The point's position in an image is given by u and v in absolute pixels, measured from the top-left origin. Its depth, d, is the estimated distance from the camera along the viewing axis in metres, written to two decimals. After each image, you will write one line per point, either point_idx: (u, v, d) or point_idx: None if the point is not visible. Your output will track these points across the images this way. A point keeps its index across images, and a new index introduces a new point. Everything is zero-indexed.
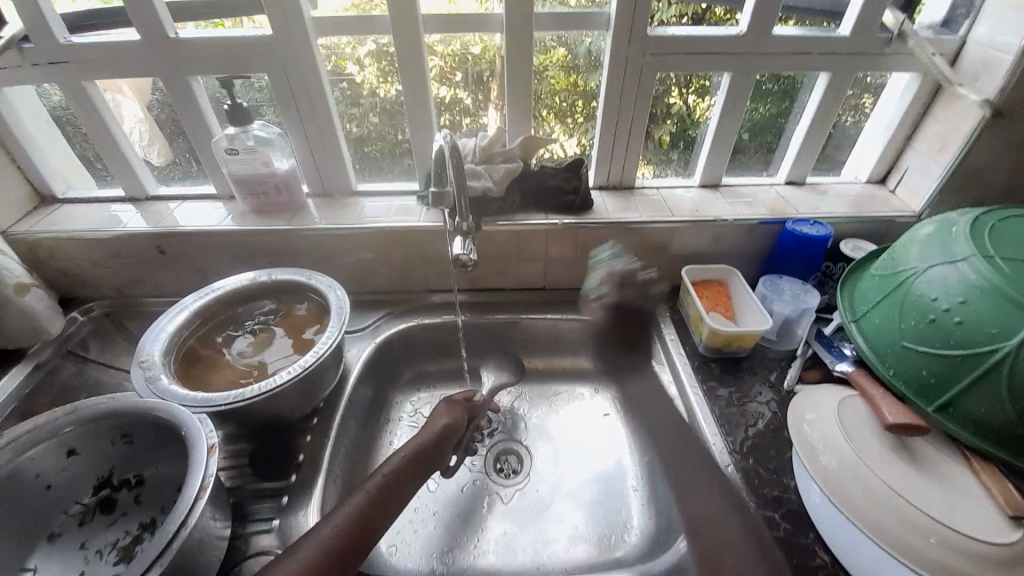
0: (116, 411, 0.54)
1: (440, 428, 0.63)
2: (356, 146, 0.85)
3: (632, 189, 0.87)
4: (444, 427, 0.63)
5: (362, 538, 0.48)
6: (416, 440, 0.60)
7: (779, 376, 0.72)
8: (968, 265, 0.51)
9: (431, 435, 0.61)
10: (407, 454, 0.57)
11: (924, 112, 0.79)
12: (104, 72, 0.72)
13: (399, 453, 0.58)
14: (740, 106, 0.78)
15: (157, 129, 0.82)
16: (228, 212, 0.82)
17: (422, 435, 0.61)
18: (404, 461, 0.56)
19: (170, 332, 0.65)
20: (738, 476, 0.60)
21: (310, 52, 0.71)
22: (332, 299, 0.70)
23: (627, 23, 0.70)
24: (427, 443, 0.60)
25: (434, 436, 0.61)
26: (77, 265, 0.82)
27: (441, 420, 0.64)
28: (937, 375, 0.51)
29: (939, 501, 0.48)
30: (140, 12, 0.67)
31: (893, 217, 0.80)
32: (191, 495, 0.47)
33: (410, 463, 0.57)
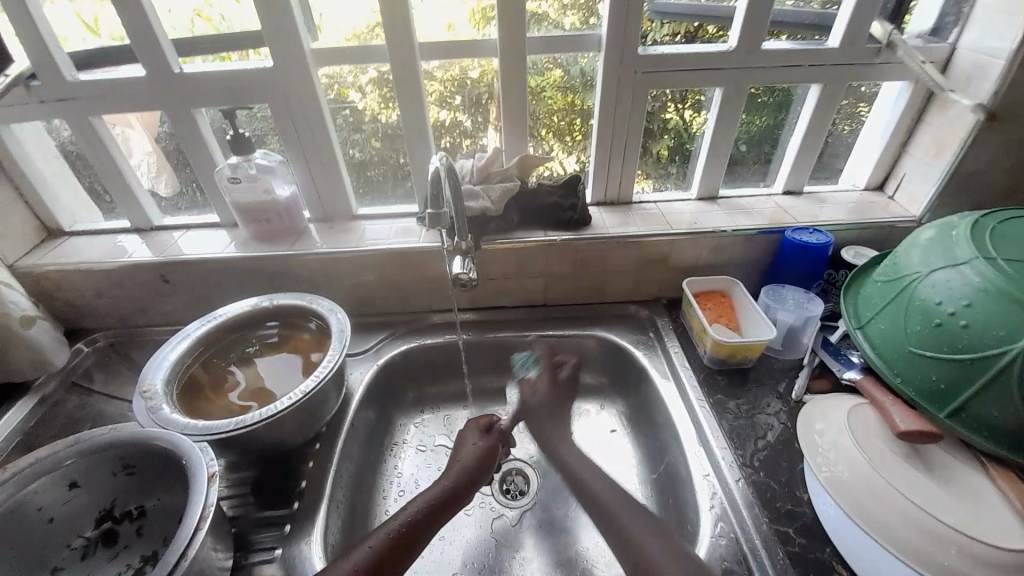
0: (120, 442, 0.54)
1: (474, 458, 0.63)
2: (359, 171, 0.87)
3: (630, 204, 0.88)
4: (475, 458, 0.63)
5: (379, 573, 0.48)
6: (449, 476, 0.59)
7: (787, 387, 0.70)
8: (971, 269, 0.50)
9: (465, 465, 0.62)
10: (439, 489, 0.57)
11: (917, 118, 0.79)
12: (112, 108, 0.74)
13: (420, 497, 0.56)
14: (734, 118, 0.79)
15: (165, 160, 0.83)
16: (231, 239, 0.84)
17: (452, 470, 0.60)
18: (435, 494, 0.56)
19: (172, 361, 0.65)
20: (750, 490, 0.58)
21: (312, 82, 0.73)
22: (334, 323, 0.70)
23: (618, 42, 0.71)
24: (458, 479, 0.59)
25: (464, 469, 0.61)
26: (82, 296, 0.83)
27: (468, 450, 0.64)
28: (947, 380, 0.50)
29: (957, 512, 0.47)
30: (146, 50, 0.69)
31: (894, 222, 0.79)
32: (190, 527, 0.46)
33: (439, 497, 0.56)
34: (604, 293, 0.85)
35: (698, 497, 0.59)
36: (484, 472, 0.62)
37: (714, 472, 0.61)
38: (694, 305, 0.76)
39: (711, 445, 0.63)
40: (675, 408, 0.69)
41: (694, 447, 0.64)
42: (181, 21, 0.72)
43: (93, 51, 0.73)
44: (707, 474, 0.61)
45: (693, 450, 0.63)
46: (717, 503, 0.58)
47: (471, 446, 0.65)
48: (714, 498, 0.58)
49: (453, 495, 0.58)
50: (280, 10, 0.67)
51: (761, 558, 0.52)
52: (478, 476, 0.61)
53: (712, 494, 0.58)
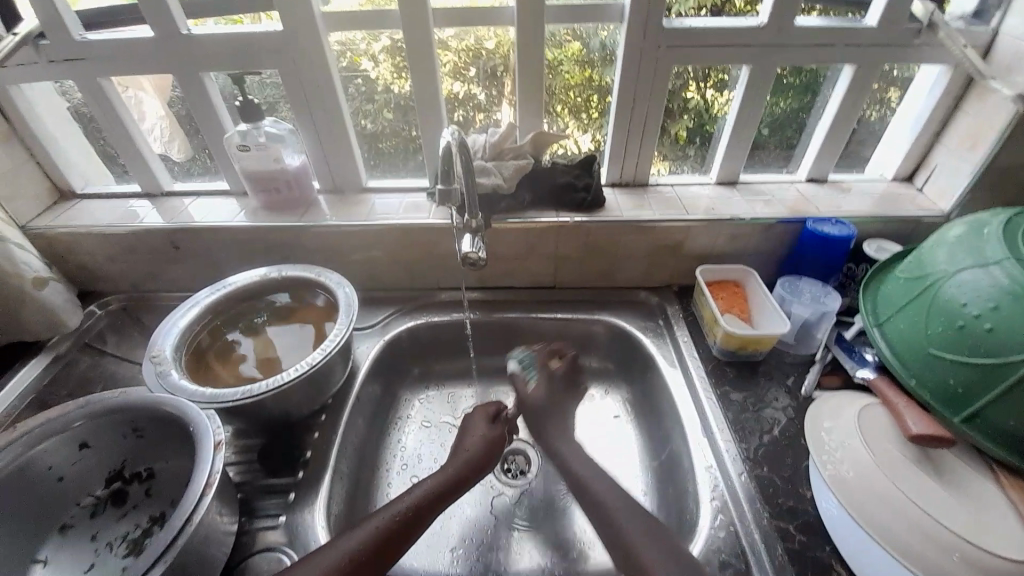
0: (128, 406, 0.55)
1: (483, 444, 0.63)
2: (371, 142, 0.85)
3: (645, 187, 0.85)
4: (480, 445, 0.63)
5: (381, 552, 0.49)
6: (452, 466, 0.59)
7: (797, 381, 0.69)
8: (1000, 270, 0.48)
9: (471, 452, 0.61)
10: (444, 478, 0.57)
11: (954, 106, 0.75)
12: (121, 70, 0.73)
13: (427, 481, 0.56)
14: (759, 101, 0.76)
15: (177, 124, 0.82)
16: (240, 208, 0.83)
17: (457, 460, 0.60)
18: (441, 482, 0.57)
19: (182, 328, 0.66)
20: (752, 484, 0.58)
21: (322, 48, 0.71)
22: (341, 297, 0.70)
23: (641, 15, 0.68)
24: (462, 469, 0.59)
25: (469, 459, 0.61)
26: (93, 259, 0.83)
27: (474, 437, 0.64)
28: (965, 385, 0.49)
29: (963, 518, 0.46)
30: (154, 9, 0.67)
31: (921, 217, 0.76)
32: (196, 493, 0.47)
33: (444, 485, 0.56)
34: (614, 277, 0.84)
35: (699, 489, 0.59)
36: (489, 461, 0.62)
37: (716, 465, 0.60)
38: (706, 295, 0.74)
39: (715, 437, 0.63)
40: (681, 397, 0.68)
41: (698, 438, 0.63)
42: None
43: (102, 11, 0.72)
44: (709, 465, 0.60)
45: (695, 440, 0.63)
46: (718, 495, 0.57)
47: (476, 433, 0.64)
48: (715, 490, 0.58)
49: (458, 484, 0.58)
50: None
51: (759, 552, 0.52)
52: (483, 465, 0.61)
53: (714, 487, 0.58)
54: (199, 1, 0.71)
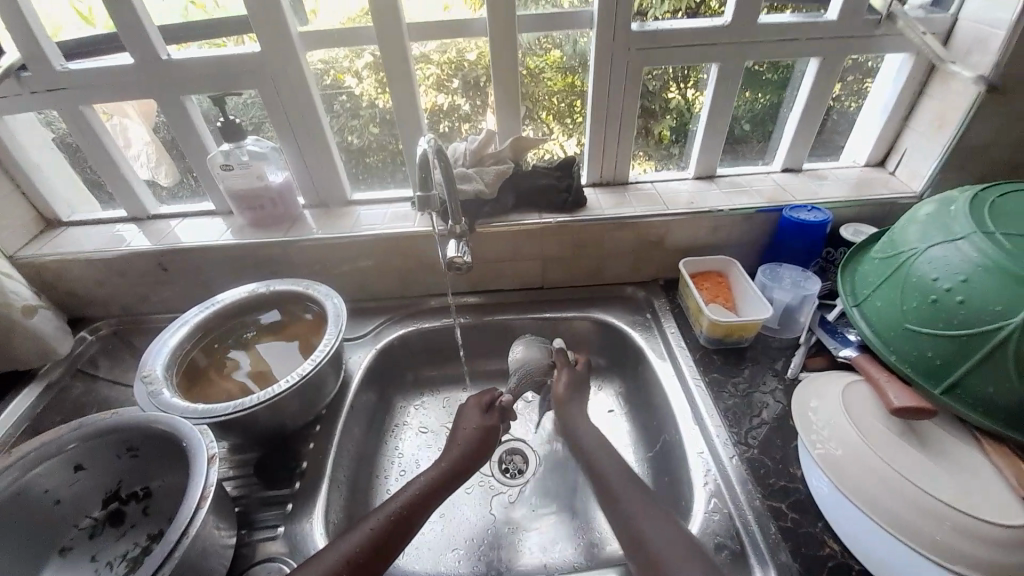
0: (122, 425, 0.55)
1: (474, 436, 0.64)
2: (357, 157, 0.86)
3: (626, 185, 0.87)
4: (473, 435, 0.64)
5: (379, 553, 0.49)
6: (445, 459, 0.60)
7: (784, 365, 0.70)
8: (969, 244, 0.50)
9: (463, 445, 0.62)
10: (438, 471, 0.58)
11: (919, 91, 0.77)
12: (104, 99, 0.74)
13: (422, 478, 0.57)
14: (731, 96, 0.78)
15: (162, 149, 0.83)
16: (228, 226, 0.84)
17: (451, 452, 0.61)
18: (435, 476, 0.57)
19: (172, 347, 0.66)
20: (744, 467, 0.59)
21: (302, 67, 0.72)
22: (330, 307, 0.70)
23: (611, 20, 0.70)
24: (456, 461, 0.60)
25: (462, 450, 0.62)
26: (82, 285, 0.83)
27: (468, 428, 0.65)
28: (942, 357, 0.50)
29: (947, 485, 0.47)
30: (134, 37, 0.69)
31: (894, 199, 0.78)
32: (192, 505, 0.47)
33: (439, 478, 0.57)
34: (600, 274, 0.85)
35: (693, 475, 0.59)
36: (484, 450, 0.63)
37: (709, 450, 0.61)
38: (691, 286, 0.75)
39: (706, 423, 0.64)
40: (671, 388, 0.69)
41: (689, 426, 0.64)
42: (170, 8, 0.71)
43: (82, 41, 0.72)
44: (701, 451, 0.61)
45: (687, 428, 0.64)
46: (711, 480, 0.58)
47: (469, 424, 0.65)
48: (708, 475, 0.59)
49: (453, 475, 0.58)
50: None
51: (754, 533, 0.53)
52: (478, 454, 0.62)
53: (707, 471, 0.59)
54: (180, 26, 0.72)
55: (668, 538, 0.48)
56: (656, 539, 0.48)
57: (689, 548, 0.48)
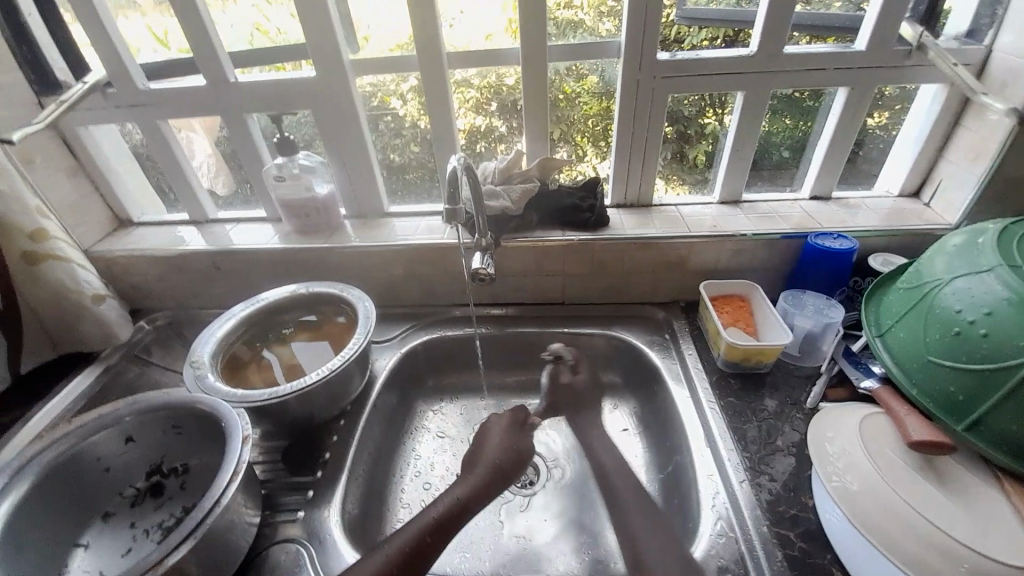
0: (168, 404, 0.61)
1: (502, 454, 0.65)
2: (397, 173, 0.93)
3: (649, 207, 0.89)
4: (501, 452, 0.65)
5: (423, 554, 0.53)
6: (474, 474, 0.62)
7: (803, 393, 0.69)
8: (993, 277, 0.49)
9: (492, 463, 0.63)
10: (471, 485, 0.60)
11: (954, 122, 0.76)
12: (175, 114, 0.83)
13: (455, 490, 0.59)
14: (756, 123, 0.79)
15: (222, 161, 0.93)
16: (275, 232, 0.91)
17: (479, 467, 0.62)
18: (469, 489, 0.59)
19: (219, 337, 0.73)
20: (753, 492, 0.58)
21: (350, 90, 0.79)
22: (361, 310, 0.75)
23: (637, 51, 0.74)
24: (484, 476, 0.61)
25: (489, 466, 0.63)
26: (144, 279, 0.93)
27: (494, 444, 0.66)
28: (965, 391, 0.49)
29: (964, 523, 0.45)
30: (206, 61, 0.77)
31: (928, 230, 0.77)
32: (224, 480, 0.52)
33: (472, 492, 0.59)
34: (620, 293, 0.87)
35: (701, 497, 0.59)
36: (512, 468, 0.64)
37: (719, 473, 0.61)
38: (710, 309, 0.76)
39: (717, 445, 0.64)
40: (686, 409, 0.70)
41: (700, 447, 0.64)
42: (241, 36, 0.80)
43: (159, 62, 0.83)
44: (711, 473, 0.61)
45: (699, 450, 0.64)
46: (719, 503, 0.58)
47: (498, 439, 0.67)
48: (716, 497, 0.59)
49: (484, 488, 0.60)
50: (327, 25, 0.74)
51: (758, 558, 0.52)
52: (508, 470, 0.64)
53: (715, 493, 0.59)
54: (248, 53, 0.81)
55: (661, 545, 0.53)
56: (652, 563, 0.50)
57: None
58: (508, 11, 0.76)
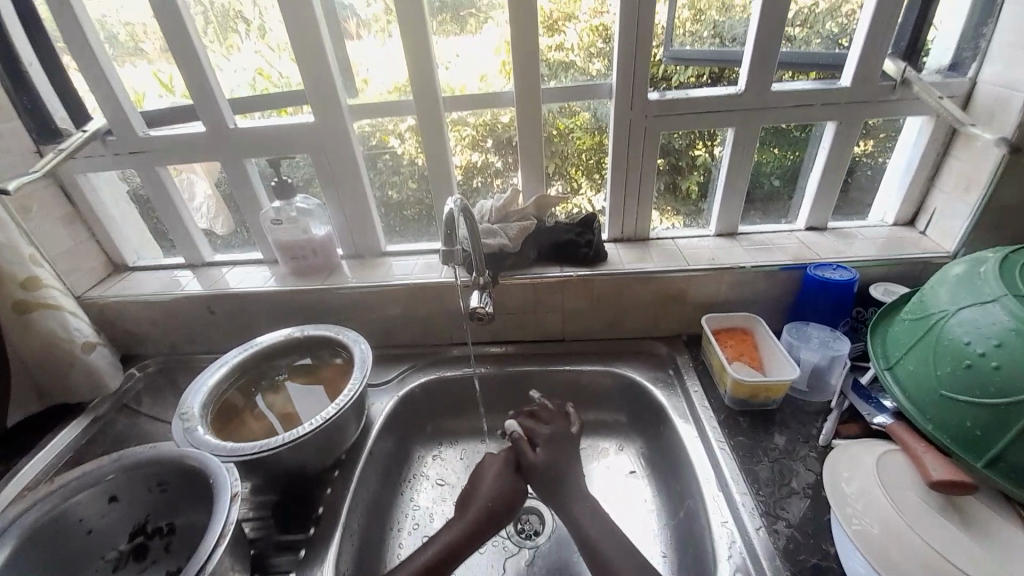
0: (156, 459, 0.58)
1: (494, 497, 0.63)
2: (394, 211, 0.93)
3: (646, 241, 0.89)
4: (491, 495, 0.63)
5: None
6: (465, 516, 0.61)
7: (814, 430, 0.67)
8: (999, 307, 0.48)
9: (482, 505, 0.62)
10: (459, 531, 0.60)
11: (943, 152, 0.78)
12: (173, 159, 0.84)
13: (444, 535, 0.59)
14: (747, 155, 0.80)
15: (222, 201, 0.92)
16: (271, 274, 0.91)
17: (470, 509, 0.62)
18: (458, 532, 0.60)
19: (211, 385, 0.70)
20: (770, 540, 0.55)
21: (347, 133, 0.81)
22: (357, 353, 0.73)
23: (628, 90, 0.76)
24: (474, 521, 0.61)
25: (481, 510, 0.62)
26: (136, 324, 0.91)
27: (485, 486, 0.65)
28: (982, 427, 0.47)
29: (998, 571, 0.43)
30: (206, 107, 0.79)
31: (927, 258, 0.76)
32: (211, 542, 0.49)
33: (458, 539, 0.59)
34: (621, 328, 0.86)
35: (716, 545, 0.56)
36: (501, 513, 0.63)
37: (733, 519, 0.58)
38: (714, 344, 0.75)
39: (730, 489, 0.61)
40: (694, 449, 0.67)
41: (712, 491, 0.62)
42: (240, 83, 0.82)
43: (163, 108, 0.84)
44: (726, 520, 0.58)
45: (712, 494, 0.61)
46: (736, 553, 0.55)
47: (488, 481, 0.65)
48: (732, 546, 0.55)
49: (473, 533, 0.60)
50: (325, 72, 0.76)
51: None
52: (498, 515, 0.62)
53: (731, 543, 0.56)
54: (251, 98, 0.83)
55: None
56: None
57: None
58: (501, 53, 0.78)
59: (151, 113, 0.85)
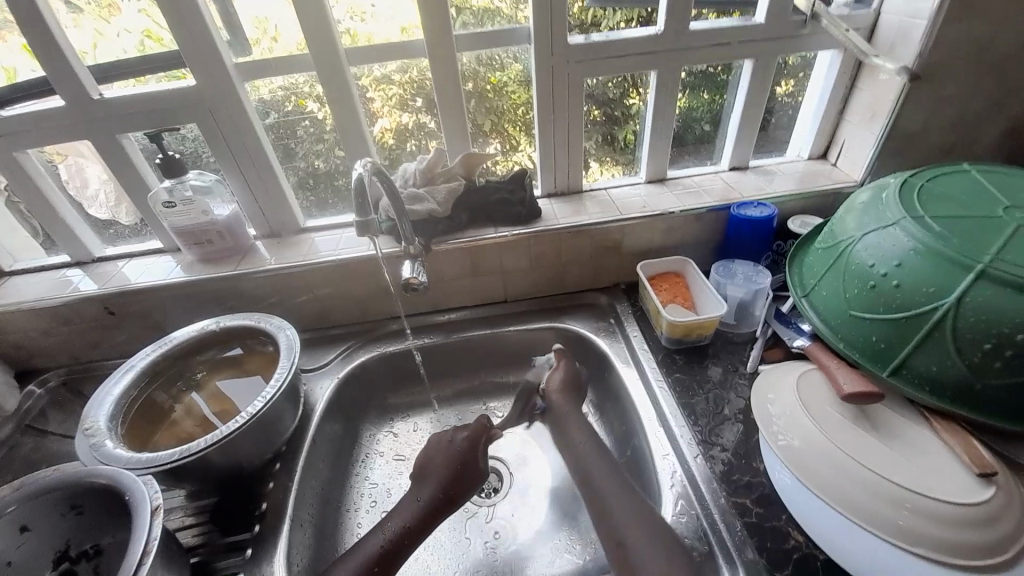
0: (65, 480, 0.52)
1: (448, 473, 0.59)
2: (313, 185, 0.85)
3: (581, 194, 0.88)
4: (450, 470, 0.59)
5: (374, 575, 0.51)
6: (424, 492, 0.58)
7: (743, 359, 0.72)
8: (899, 230, 0.51)
9: (437, 482, 0.58)
10: (417, 508, 0.56)
11: (851, 84, 0.81)
12: (33, 142, 0.71)
13: (396, 519, 0.55)
14: (673, 99, 0.79)
15: (121, 190, 0.81)
16: (178, 264, 0.81)
17: (430, 484, 0.58)
18: (414, 512, 0.56)
19: (118, 394, 0.63)
20: (707, 466, 0.59)
21: (240, 99, 0.71)
22: (283, 340, 0.68)
23: (549, 35, 0.71)
24: (433, 497, 0.57)
25: (439, 487, 0.58)
26: (26, 336, 0.80)
27: (446, 458, 0.60)
28: (888, 341, 0.51)
29: (903, 467, 0.47)
30: (59, 77, 0.66)
31: (838, 189, 0.81)
32: (135, 559, 0.44)
33: (417, 517, 0.55)
34: (562, 284, 0.85)
35: (659, 478, 0.59)
36: (460, 488, 0.59)
37: (674, 451, 0.61)
38: (648, 289, 0.76)
39: (670, 424, 0.64)
40: (635, 391, 0.69)
41: (654, 428, 0.64)
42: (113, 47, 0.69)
43: (38, 82, 0.69)
44: (667, 454, 0.61)
45: (655, 431, 0.64)
46: (677, 482, 0.58)
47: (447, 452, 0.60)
48: (674, 477, 0.59)
49: (432, 512, 0.56)
50: (204, 28, 0.65)
51: (719, 533, 0.53)
52: (455, 492, 0.58)
53: (672, 474, 0.59)
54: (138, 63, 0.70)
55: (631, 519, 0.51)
56: (631, 547, 0.49)
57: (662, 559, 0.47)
58: None
59: (24, 87, 0.69)
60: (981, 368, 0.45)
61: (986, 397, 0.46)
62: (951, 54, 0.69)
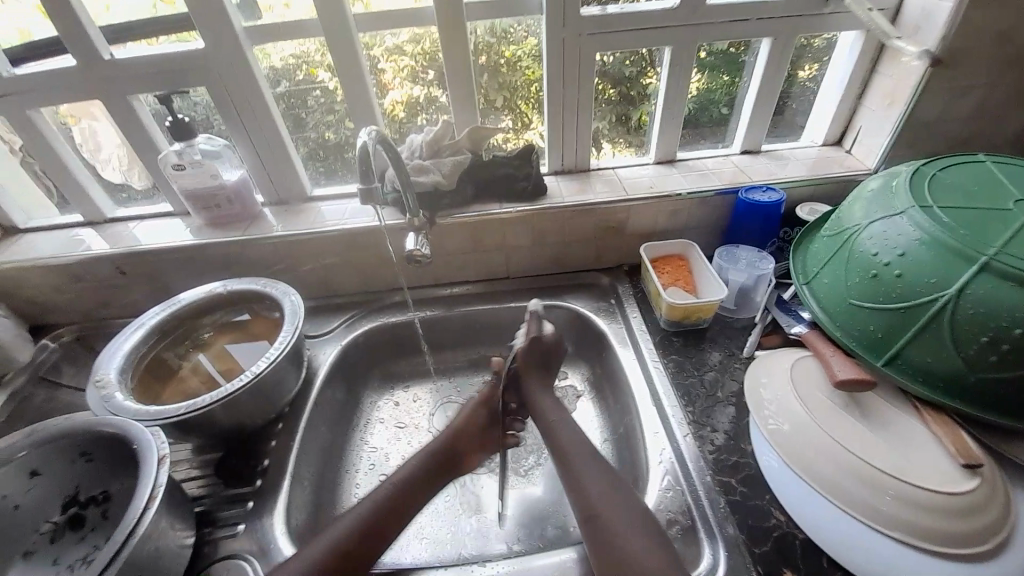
0: (71, 429, 0.54)
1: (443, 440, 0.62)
2: (320, 154, 0.85)
3: (587, 172, 0.87)
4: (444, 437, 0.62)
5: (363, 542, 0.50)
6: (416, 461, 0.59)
7: (740, 344, 0.72)
8: (905, 218, 0.51)
9: (428, 452, 0.60)
10: (407, 476, 0.57)
11: (871, 68, 0.78)
12: (46, 101, 0.72)
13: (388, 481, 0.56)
14: (685, 77, 0.78)
15: (134, 153, 0.81)
16: (187, 226, 0.83)
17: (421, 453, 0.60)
18: (417, 466, 0.58)
19: (128, 348, 0.65)
20: (696, 445, 0.60)
21: (246, 62, 0.70)
22: (286, 305, 0.70)
23: (560, 6, 0.69)
24: (422, 464, 0.59)
25: (428, 455, 0.60)
26: (42, 292, 0.82)
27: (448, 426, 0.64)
28: (884, 331, 0.51)
29: (888, 454, 0.48)
30: (71, 35, 0.66)
31: (850, 176, 0.79)
32: (140, 504, 0.47)
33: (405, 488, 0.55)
34: (565, 262, 0.86)
35: (648, 456, 0.61)
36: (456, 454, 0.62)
37: (664, 430, 0.62)
38: (650, 271, 0.76)
39: (663, 404, 0.65)
40: (632, 373, 0.70)
41: (646, 407, 0.65)
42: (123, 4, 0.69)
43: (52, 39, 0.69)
44: (657, 432, 0.62)
45: (648, 410, 0.65)
46: (666, 460, 0.59)
47: (467, 422, 0.65)
48: (662, 454, 0.60)
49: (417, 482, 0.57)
50: None
51: (703, 507, 0.54)
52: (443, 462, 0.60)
53: (662, 451, 0.60)
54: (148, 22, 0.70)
55: (603, 493, 0.51)
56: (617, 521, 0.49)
57: (644, 522, 0.49)
58: None
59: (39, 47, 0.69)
60: (976, 361, 0.45)
61: (975, 392, 0.47)
62: (977, 38, 0.66)
